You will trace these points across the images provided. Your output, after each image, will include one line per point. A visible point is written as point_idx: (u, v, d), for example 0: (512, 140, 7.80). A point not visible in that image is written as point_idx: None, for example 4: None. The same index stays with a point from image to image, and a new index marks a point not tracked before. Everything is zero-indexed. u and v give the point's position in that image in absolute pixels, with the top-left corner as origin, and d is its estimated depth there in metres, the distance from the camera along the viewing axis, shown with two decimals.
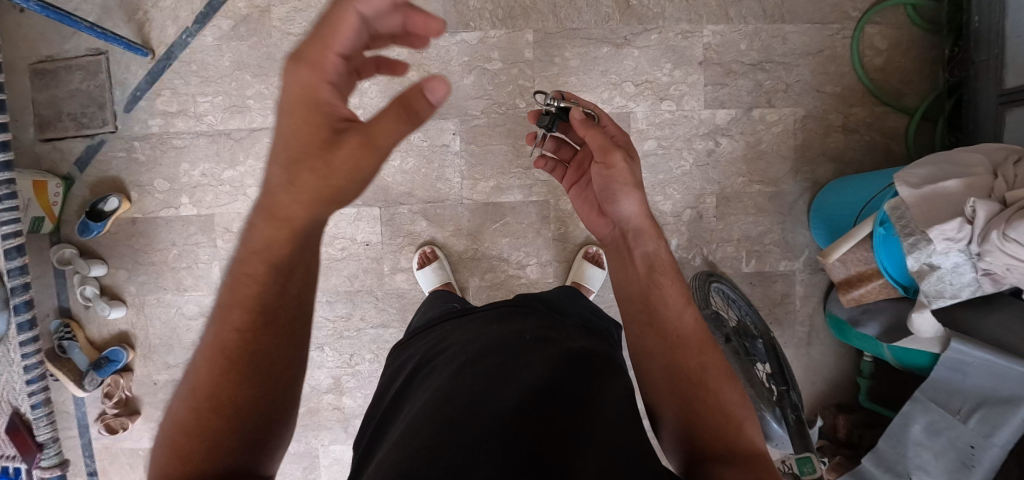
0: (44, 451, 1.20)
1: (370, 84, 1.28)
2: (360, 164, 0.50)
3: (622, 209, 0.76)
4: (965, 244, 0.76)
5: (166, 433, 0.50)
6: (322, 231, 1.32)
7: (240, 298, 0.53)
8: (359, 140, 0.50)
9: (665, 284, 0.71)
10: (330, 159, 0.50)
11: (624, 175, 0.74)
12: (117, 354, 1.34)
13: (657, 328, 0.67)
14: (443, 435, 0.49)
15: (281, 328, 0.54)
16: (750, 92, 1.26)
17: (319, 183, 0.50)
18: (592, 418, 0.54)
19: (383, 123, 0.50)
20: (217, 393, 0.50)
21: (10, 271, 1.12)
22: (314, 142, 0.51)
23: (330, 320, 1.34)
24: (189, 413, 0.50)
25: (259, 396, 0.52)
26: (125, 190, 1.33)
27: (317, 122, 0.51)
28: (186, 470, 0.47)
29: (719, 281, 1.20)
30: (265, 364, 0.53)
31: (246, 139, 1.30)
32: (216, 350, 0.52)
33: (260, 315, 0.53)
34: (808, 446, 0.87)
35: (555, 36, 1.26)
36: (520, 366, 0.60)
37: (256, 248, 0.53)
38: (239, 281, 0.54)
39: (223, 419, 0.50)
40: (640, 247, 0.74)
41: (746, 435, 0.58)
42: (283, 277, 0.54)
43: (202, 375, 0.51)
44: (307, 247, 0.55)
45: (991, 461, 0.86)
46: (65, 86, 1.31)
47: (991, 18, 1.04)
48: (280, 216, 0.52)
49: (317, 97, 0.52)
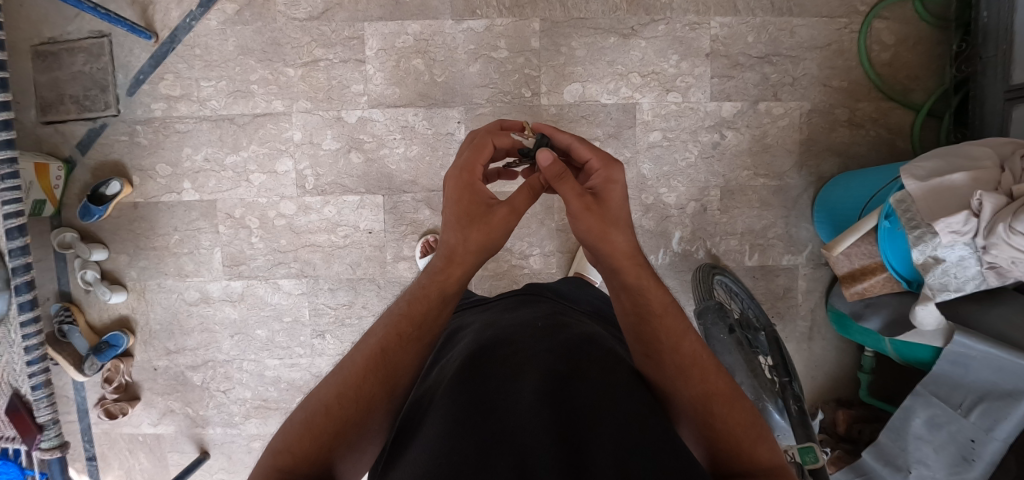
0: (44, 433, 1.20)
1: (375, 70, 1.28)
2: (508, 221, 0.68)
3: (599, 253, 0.67)
4: (971, 236, 0.76)
5: (305, 409, 0.60)
6: (324, 218, 1.32)
7: (410, 316, 0.64)
8: (506, 205, 0.67)
9: (660, 319, 0.65)
10: (489, 214, 0.67)
11: (593, 222, 0.66)
12: (117, 339, 1.33)
13: (659, 362, 0.64)
14: (464, 440, 0.48)
15: (424, 345, 0.64)
16: (757, 85, 1.26)
17: (481, 233, 0.66)
18: (611, 405, 0.52)
19: (525, 196, 0.69)
20: (359, 390, 0.59)
21: (11, 251, 1.11)
22: (473, 207, 0.68)
23: (332, 307, 1.34)
24: (332, 396, 0.59)
25: (381, 398, 0.60)
26: (128, 174, 1.33)
27: (474, 198, 0.69)
28: (316, 446, 0.56)
29: (722, 273, 1.23)
30: (397, 374, 0.62)
31: (250, 124, 1.30)
32: (369, 352, 0.62)
33: (414, 334, 0.63)
34: (812, 435, 0.77)
35: (561, 25, 1.25)
36: (537, 356, 0.59)
37: (434, 280, 0.66)
38: (415, 299, 0.66)
39: (355, 412, 0.58)
40: (625, 289, 0.66)
41: (762, 449, 0.58)
42: (444, 306, 0.65)
43: (355, 365, 0.61)
44: (460, 289, 0.67)
45: (991, 455, 0.86)
46: (67, 68, 1.30)
47: (1000, 14, 1.03)
48: (456, 260, 0.66)
49: (471, 179, 0.70)
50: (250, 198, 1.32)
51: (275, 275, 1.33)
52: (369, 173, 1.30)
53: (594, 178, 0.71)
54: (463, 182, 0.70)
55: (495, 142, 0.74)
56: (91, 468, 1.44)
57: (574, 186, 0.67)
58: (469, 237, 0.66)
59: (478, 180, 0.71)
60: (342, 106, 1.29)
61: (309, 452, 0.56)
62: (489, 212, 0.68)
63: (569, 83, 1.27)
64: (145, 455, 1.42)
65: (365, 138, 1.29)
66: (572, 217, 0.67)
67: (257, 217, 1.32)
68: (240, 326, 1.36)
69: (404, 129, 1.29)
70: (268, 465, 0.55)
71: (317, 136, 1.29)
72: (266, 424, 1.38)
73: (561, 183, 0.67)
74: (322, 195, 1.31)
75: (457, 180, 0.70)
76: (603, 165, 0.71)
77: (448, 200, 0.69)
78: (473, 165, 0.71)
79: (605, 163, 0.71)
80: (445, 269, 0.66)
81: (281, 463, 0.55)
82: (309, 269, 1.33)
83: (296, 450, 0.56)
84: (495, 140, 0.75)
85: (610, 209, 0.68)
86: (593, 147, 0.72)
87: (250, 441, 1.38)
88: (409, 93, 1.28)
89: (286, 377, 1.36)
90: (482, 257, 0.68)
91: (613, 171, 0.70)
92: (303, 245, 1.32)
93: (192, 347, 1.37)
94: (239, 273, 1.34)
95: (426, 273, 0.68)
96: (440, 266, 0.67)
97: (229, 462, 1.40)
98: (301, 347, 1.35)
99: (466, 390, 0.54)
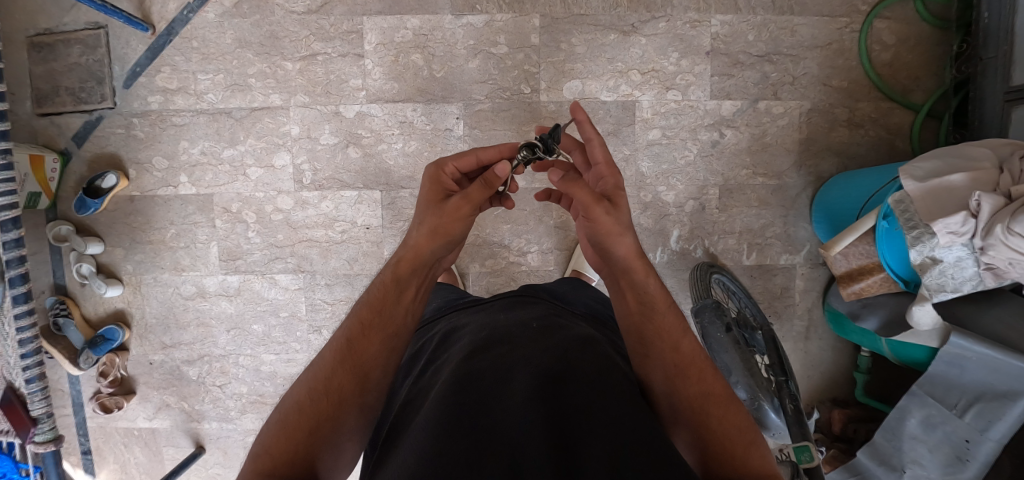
0: (38, 426, 1.19)
1: (374, 65, 1.27)
2: (461, 210, 0.68)
3: (610, 255, 0.69)
4: (968, 237, 0.76)
5: (281, 411, 0.60)
6: (322, 213, 1.31)
7: (370, 303, 0.67)
8: (460, 196, 0.69)
9: (662, 316, 0.67)
10: (444, 205, 0.70)
11: (610, 226, 0.67)
12: (113, 333, 1.33)
13: (655, 360, 0.65)
14: (448, 439, 0.49)
15: (389, 335, 0.66)
16: (757, 84, 1.25)
17: (436, 221, 0.69)
18: (598, 404, 0.52)
19: (481, 187, 0.68)
20: (330, 384, 0.60)
21: (6, 244, 1.11)
22: (435, 200, 0.73)
23: (329, 303, 1.33)
24: (304, 396, 0.60)
25: (355, 393, 0.61)
26: (124, 167, 1.32)
27: (437, 192, 0.74)
28: (294, 445, 0.56)
29: (720, 271, 1.23)
30: (369, 367, 0.63)
31: (247, 118, 1.29)
32: (342, 347, 0.63)
33: (376, 323, 0.65)
34: (806, 434, 0.77)
35: (561, 22, 1.25)
36: (526, 353, 0.59)
37: (393, 268, 0.69)
38: (374, 291, 0.68)
39: (330, 406, 0.59)
40: (631, 287, 0.68)
41: (753, 454, 0.57)
42: (406, 294, 0.68)
43: (327, 364, 0.62)
44: (419, 273, 0.69)
45: (986, 454, 0.88)
46: (62, 60, 1.29)
47: (1001, 16, 1.03)
48: (413, 248, 0.69)
49: (438, 175, 0.76)
50: (247, 192, 1.31)
51: (272, 270, 1.33)
52: (367, 167, 1.29)
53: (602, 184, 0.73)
54: (434, 177, 0.75)
55: (480, 156, 0.78)
56: (87, 462, 1.43)
57: (590, 192, 0.67)
58: (423, 225, 0.69)
59: (448, 176, 0.76)
60: (340, 101, 1.28)
61: (288, 451, 0.55)
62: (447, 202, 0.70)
63: (568, 79, 1.26)
64: (140, 449, 1.42)
65: (364, 133, 1.29)
66: (589, 221, 0.67)
67: (254, 211, 1.32)
68: (236, 321, 1.35)
69: (403, 124, 1.28)
70: (248, 468, 0.55)
71: (315, 131, 1.29)
72: (262, 420, 1.38)
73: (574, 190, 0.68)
74: (320, 189, 1.30)
75: (429, 174, 0.76)
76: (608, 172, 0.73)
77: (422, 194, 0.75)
78: (445, 163, 0.77)
79: (612, 170, 0.73)
80: (399, 256, 0.69)
81: (262, 465, 0.55)
82: (306, 264, 1.32)
83: (276, 451, 0.56)
84: (481, 154, 0.78)
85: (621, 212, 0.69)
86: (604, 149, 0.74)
87: (246, 436, 1.38)
88: (408, 87, 1.27)
89: (283, 372, 1.36)
90: (439, 243, 0.69)
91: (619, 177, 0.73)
92: (300, 240, 1.32)
93: (188, 341, 1.37)
94: (236, 267, 1.33)
95: (388, 265, 0.70)
96: (399, 255, 0.69)
97: (225, 457, 1.40)
98: (298, 342, 1.35)
99: (454, 387, 0.54)
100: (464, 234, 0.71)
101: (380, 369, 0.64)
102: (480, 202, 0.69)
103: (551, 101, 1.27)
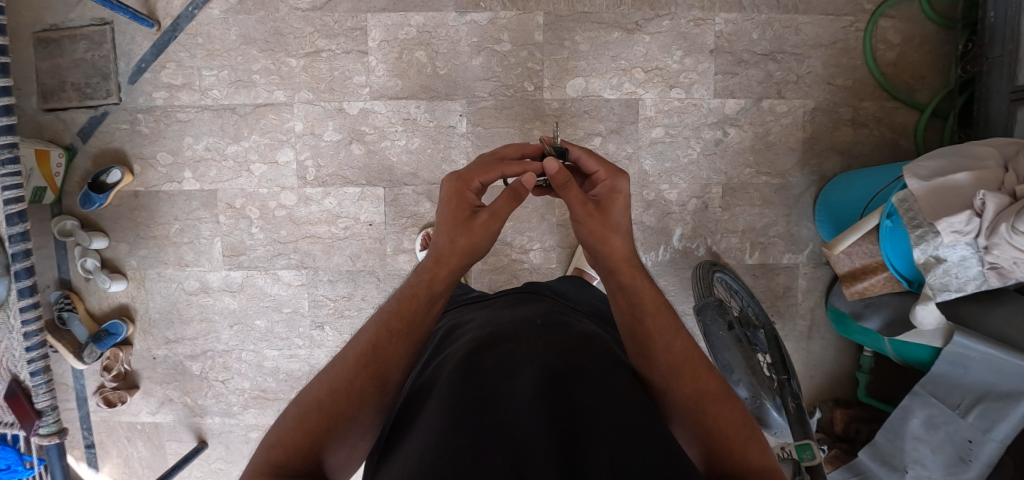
0: (43, 419, 1.20)
1: (377, 62, 1.27)
2: (491, 225, 0.68)
3: (598, 256, 0.70)
4: (973, 236, 0.75)
5: (298, 407, 0.60)
6: (325, 209, 1.31)
7: (393, 309, 0.66)
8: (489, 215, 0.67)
9: (652, 318, 0.66)
10: (471, 222, 0.68)
11: (597, 226, 0.68)
12: (116, 327, 1.33)
13: (652, 362, 0.64)
14: (462, 440, 0.48)
15: (412, 341, 0.65)
16: (761, 82, 1.25)
17: (464, 239, 0.67)
18: (607, 404, 0.52)
19: (507, 198, 0.67)
20: (349, 384, 0.60)
21: (11, 237, 1.11)
22: (462, 215, 0.68)
23: (331, 299, 1.34)
24: (321, 395, 0.60)
25: (373, 395, 0.61)
26: (129, 163, 1.32)
27: (461, 209, 0.69)
28: (310, 441, 0.56)
29: (723, 271, 1.22)
30: (388, 368, 0.62)
31: (251, 114, 1.29)
32: (360, 348, 0.63)
33: (400, 329, 0.65)
34: (808, 432, 0.78)
35: (565, 20, 1.25)
36: (536, 351, 0.59)
37: (420, 277, 0.68)
38: (398, 297, 0.68)
39: (346, 405, 0.59)
40: (621, 290, 0.68)
41: (753, 449, 0.58)
42: (433, 303, 0.67)
43: (344, 364, 0.62)
44: (449, 283, 0.69)
45: (989, 455, 0.87)
46: (68, 56, 1.30)
47: (1007, 15, 1.03)
48: (443, 262, 0.68)
49: (463, 189, 0.69)
50: (251, 188, 1.31)
51: (274, 266, 1.33)
52: (371, 165, 1.30)
53: (598, 188, 0.73)
54: (455, 190, 0.69)
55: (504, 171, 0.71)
56: (90, 456, 1.44)
57: (579, 193, 0.68)
58: (453, 241, 0.67)
59: (472, 189, 0.70)
60: (344, 97, 1.28)
61: (303, 447, 0.56)
62: (473, 217, 0.68)
63: (572, 77, 1.26)
64: (143, 443, 1.43)
65: (367, 130, 1.29)
66: (575, 223, 0.69)
67: (258, 208, 1.32)
68: (239, 316, 1.36)
69: (406, 121, 1.28)
70: (261, 459, 0.55)
71: (319, 127, 1.29)
72: (264, 414, 1.38)
73: (565, 190, 0.68)
74: (322, 186, 1.31)
75: (451, 188, 0.69)
76: (609, 176, 0.73)
77: (444, 209, 0.70)
78: (470, 177, 0.70)
79: (612, 174, 0.72)
80: (432, 269, 0.68)
81: (276, 458, 0.55)
82: (309, 260, 1.33)
83: (291, 445, 0.56)
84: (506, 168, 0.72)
85: (612, 216, 0.70)
86: (599, 158, 0.74)
87: (248, 431, 1.39)
88: (412, 84, 1.27)
89: (285, 368, 1.37)
90: (467, 261, 0.69)
91: (619, 181, 0.72)
92: (303, 236, 1.32)
93: (191, 336, 1.37)
94: (239, 263, 1.34)
95: (416, 273, 0.70)
96: (428, 265, 0.69)
97: (227, 452, 1.40)
98: (300, 338, 1.35)
99: (465, 386, 0.54)
100: (487, 249, 0.70)
101: (397, 370, 0.64)
102: (505, 216, 0.68)
103: (552, 98, 1.27)
